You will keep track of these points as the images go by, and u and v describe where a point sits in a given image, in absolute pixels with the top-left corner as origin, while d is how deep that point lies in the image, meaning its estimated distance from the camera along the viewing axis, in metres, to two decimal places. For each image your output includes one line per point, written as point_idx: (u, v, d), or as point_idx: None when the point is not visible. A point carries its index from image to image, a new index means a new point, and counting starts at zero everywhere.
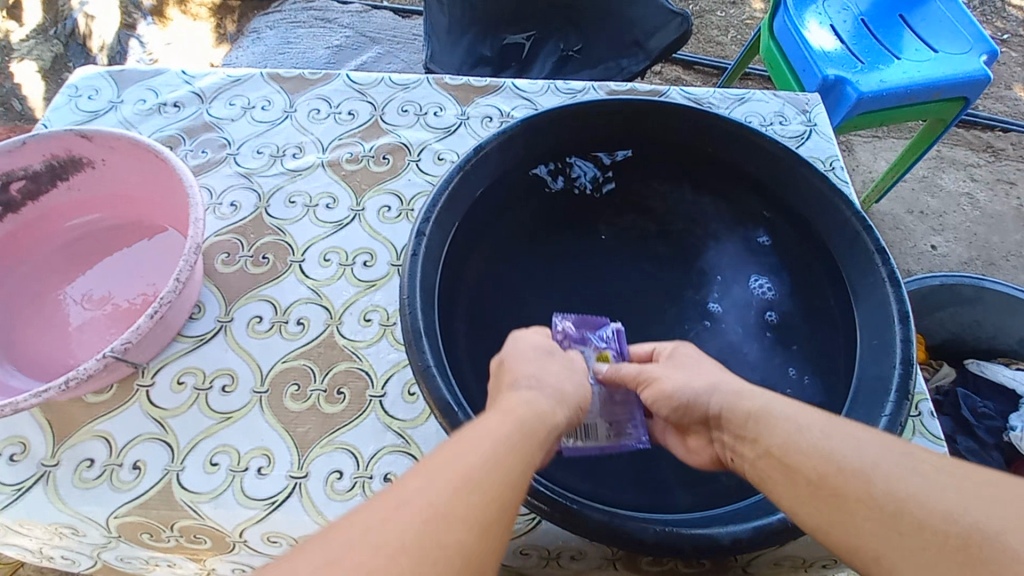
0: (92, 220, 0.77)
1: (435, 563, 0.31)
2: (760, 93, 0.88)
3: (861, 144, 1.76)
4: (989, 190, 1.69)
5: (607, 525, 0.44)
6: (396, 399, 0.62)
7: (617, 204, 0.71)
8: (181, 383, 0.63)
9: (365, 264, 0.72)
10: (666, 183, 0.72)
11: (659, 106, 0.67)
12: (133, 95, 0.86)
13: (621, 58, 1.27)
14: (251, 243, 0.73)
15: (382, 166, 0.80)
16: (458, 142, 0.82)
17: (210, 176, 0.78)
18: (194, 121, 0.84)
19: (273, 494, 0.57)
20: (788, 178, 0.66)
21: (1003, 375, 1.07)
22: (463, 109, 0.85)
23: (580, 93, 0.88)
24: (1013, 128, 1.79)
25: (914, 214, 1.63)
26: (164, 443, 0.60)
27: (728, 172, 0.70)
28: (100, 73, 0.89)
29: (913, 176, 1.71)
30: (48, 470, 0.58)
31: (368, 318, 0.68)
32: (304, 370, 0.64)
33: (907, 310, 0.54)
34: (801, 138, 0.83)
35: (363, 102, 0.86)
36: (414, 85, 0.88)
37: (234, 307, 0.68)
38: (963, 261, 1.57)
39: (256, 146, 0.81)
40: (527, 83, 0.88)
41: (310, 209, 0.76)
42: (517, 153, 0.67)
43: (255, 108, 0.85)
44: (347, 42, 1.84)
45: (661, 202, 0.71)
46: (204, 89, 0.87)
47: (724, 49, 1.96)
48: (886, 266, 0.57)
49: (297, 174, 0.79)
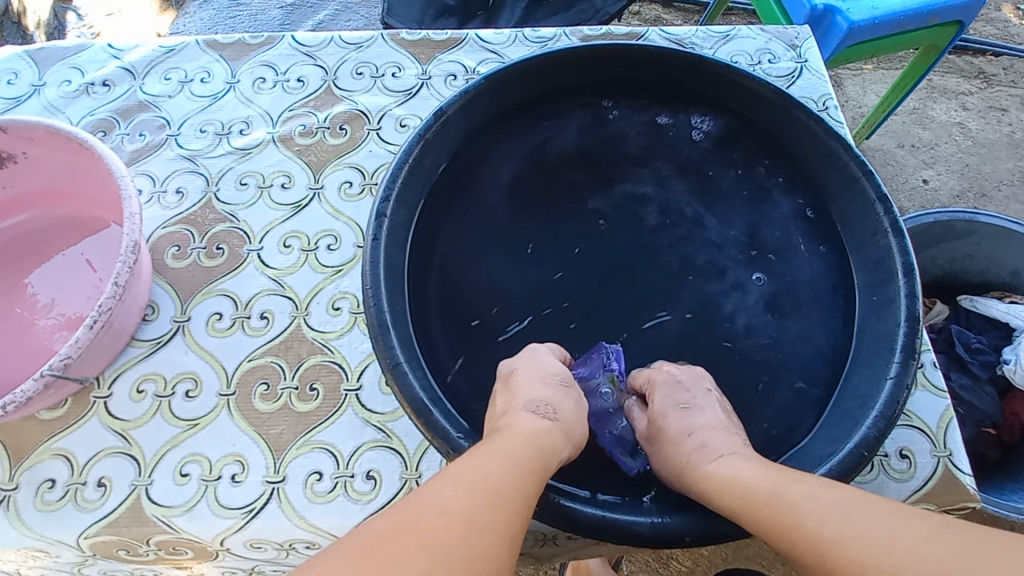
0: (28, 220, 0.70)
1: (465, 554, 0.33)
2: (745, 29, 0.81)
3: (850, 78, 1.69)
4: (981, 119, 1.64)
5: (602, 520, 0.42)
6: (373, 391, 0.59)
7: (603, 160, 0.64)
8: (141, 392, 0.59)
9: (330, 247, 0.66)
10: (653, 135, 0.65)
11: (638, 51, 0.61)
12: (57, 76, 0.77)
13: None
14: (203, 233, 0.67)
15: (339, 138, 0.73)
16: (421, 106, 0.75)
17: (151, 161, 0.71)
18: (127, 101, 0.75)
19: (250, 501, 0.54)
20: (780, 123, 0.61)
21: (997, 310, 1.05)
22: (423, 68, 0.78)
23: (551, 41, 0.80)
24: (1005, 51, 1.72)
25: (906, 147, 1.58)
26: (129, 457, 0.56)
27: (716, 120, 0.64)
28: (17, 53, 0.79)
29: (904, 108, 1.65)
30: (8, 495, 0.55)
31: (337, 307, 0.63)
32: (272, 367, 0.60)
33: (912, 262, 0.51)
34: (791, 76, 0.76)
35: (313, 67, 0.78)
36: (368, 43, 0.80)
37: (190, 306, 0.63)
38: (955, 194, 1.53)
39: (198, 124, 0.74)
40: (492, 34, 0.80)
41: (264, 191, 0.70)
42: (485, 113, 0.61)
43: (194, 82, 0.77)
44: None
45: (650, 155, 0.64)
46: (135, 63, 0.78)
47: None
48: (888, 216, 0.53)
49: (246, 153, 0.72)
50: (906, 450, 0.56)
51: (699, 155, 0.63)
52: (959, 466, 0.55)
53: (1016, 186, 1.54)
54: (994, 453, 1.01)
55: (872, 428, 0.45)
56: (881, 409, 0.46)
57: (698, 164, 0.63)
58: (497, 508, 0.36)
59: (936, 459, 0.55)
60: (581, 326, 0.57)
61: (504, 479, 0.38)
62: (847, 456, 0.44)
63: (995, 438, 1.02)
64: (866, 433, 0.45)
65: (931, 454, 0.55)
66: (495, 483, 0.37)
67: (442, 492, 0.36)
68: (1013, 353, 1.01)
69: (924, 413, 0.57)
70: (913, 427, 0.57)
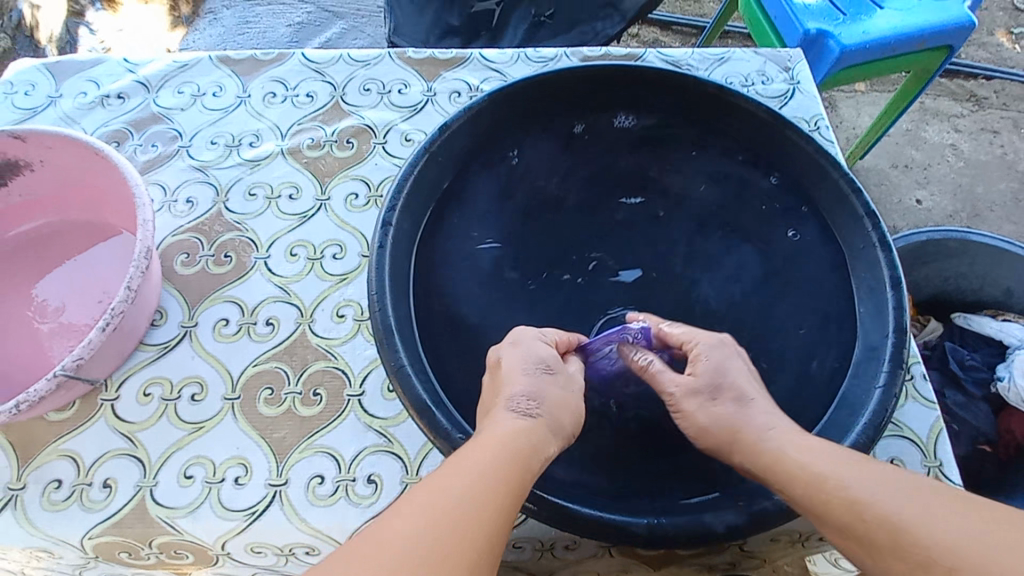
0: (42, 226, 0.72)
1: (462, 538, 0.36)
2: (740, 51, 0.84)
3: (844, 100, 1.73)
4: (973, 141, 1.67)
5: (600, 521, 0.43)
6: (375, 396, 0.60)
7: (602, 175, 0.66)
8: (148, 395, 0.60)
9: (335, 256, 0.68)
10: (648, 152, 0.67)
11: (635, 71, 0.64)
12: (72, 88, 0.80)
13: (595, 21, 1.28)
14: (212, 241, 0.69)
15: (346, 151, 0.75)
16: (425, 121, 0.77)
17: (162, 172, 0.73)
18: (141, 113, 0.78)
19: (253, 504, 0.55)
20: (772, 142, 0.63)
21: (990, 327, 1.06)
22: (429, 85, 0.80)
23: (552, 61, 0.83)
24: (996, 75, 1.76)
25: (899, 168, 1.61)
26: (135, 458, 0.57)
27: (712, 136, 0.66)
28: (35, 66, 0.82)
29: (898, 129, 1.68)
30: (15, 494, 0.56)
31: (341, 314, 0.65)
32: (277, 372, 0.61)
33: (899, 275, 0.53)
34: (784, 97, 0.79)
35: (322, 83, 0.80)
36: (375, 61, 0.82)
37: (198, 311, 0.65)
38: (948, 214, 1.56)
39: (210, 137, 0.76)
40: (495, 53, 0.83)
41: (272, 201, 0.72)
42: (488, 129, 0.63)
43: (206, 96, 0.79)
44: (309, 18, 1.77)
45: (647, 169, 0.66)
46: (149, 77, 0.81)
47: (701, 6, 2.10)
48: (876, 231, 0.56)
49: (256, 165, 0.74)
50: (897, 460, 0.57)
51: (696, 170, 0.65)
52: (950, 476, 0.56)
53: (1009, 207, 1.57)
54: (989, 471, 1.02)
55: (861, 435, 0.46)
56: (870, 415, 0.47)
57: (694, 180, 0.65)
58: (494, 494, 0.38)
59: (927, 469, 0.56)
60: (579, 333, 0.58)
61: (496, 466, 0.40)
62: None
63: (990, 456, 1.03)
64: (855, 439, 0.46)
65: (922, 464, 0.56)
66: (486, 469, 0.39)
67: (444, 481, 0.38)
68: (1008, 370, 1.03)
69: (915, 424, 0.58)
70: (905, 437, 0.58)
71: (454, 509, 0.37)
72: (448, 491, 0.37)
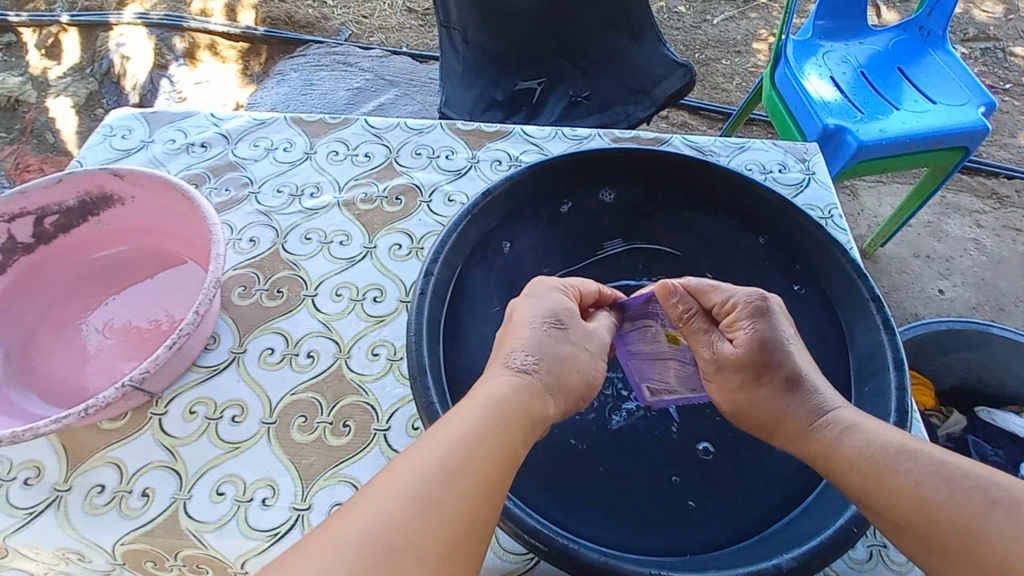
0: (119, 253, 0.79)
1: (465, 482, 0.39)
2: (760, 142, 0.91)
3: (865, 189, 1.79)
4: (995, 236, 1.70)
5: (606, 567, 0.45)
6: (400, 433, 0.64)
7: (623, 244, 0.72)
8: (193, 413, 0.65)
9: (375, 299, 0.74)
10: (668, 227, 0.73)
11: (658, 154, 0.71)
12: (163, 136, 0.91)
13: (628, 105, 1.41)
14: (267, 277, 0.76)
15: (395, 206, 0.83)
16: (468, 185, 0.86)
17: (231, 213, 0.82)
18: (219, 161, 0.88)
19: (276, 525, 0.58)
20: (784, 225, 0.68)
21: (1014, 424, 1.05)
22: (473, 153, 0.89)
23: (585, 139, 0.92)
24: (1018, 175, 1.81)
25: (921, 258, 1.64)
26: (173, 471, 0.61)
27: (728, 215, 0.72)
28: (133, 114, 0.94)
29: (919, 220, 1.72)
30: (60, 495, 0.60)
31: (375, 353, 0.70)
32: (311, 403, 0.66)
33: (902, 358, 0.56)
34: (799, 186, 0.86)
35: (379, 145, 0.91)
36: (428, 129, 0.92)
37: (247, 339, 0.71)
38: (971, 306, 1.56)
39: (276, 185, 0.86)
40: (535, 130, 0.92)
41: (324, 246, 0.79)
42: (525, 197, 0.70)
43: (277, 150, 0.90)
44: (366, 85, 1.96)
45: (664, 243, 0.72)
46: (230, 130, 0.92)
47: (728, 95, 2.27)
48: (881, 315, 0.59)
49: (313, 213, 0.83)
50: None
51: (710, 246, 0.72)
52: None
53: None
54: None
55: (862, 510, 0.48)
56: None
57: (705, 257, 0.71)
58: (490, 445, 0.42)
59: None
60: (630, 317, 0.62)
61: (486, 429, 0.43)
62: (837, 534, 0.48)
63: None
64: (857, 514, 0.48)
65: None
66: (478, 433, 0.43)
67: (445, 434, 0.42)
68: None
69: None
70: None
71: (453, 472, 0.40)
72: (444, 451, 0.41)
